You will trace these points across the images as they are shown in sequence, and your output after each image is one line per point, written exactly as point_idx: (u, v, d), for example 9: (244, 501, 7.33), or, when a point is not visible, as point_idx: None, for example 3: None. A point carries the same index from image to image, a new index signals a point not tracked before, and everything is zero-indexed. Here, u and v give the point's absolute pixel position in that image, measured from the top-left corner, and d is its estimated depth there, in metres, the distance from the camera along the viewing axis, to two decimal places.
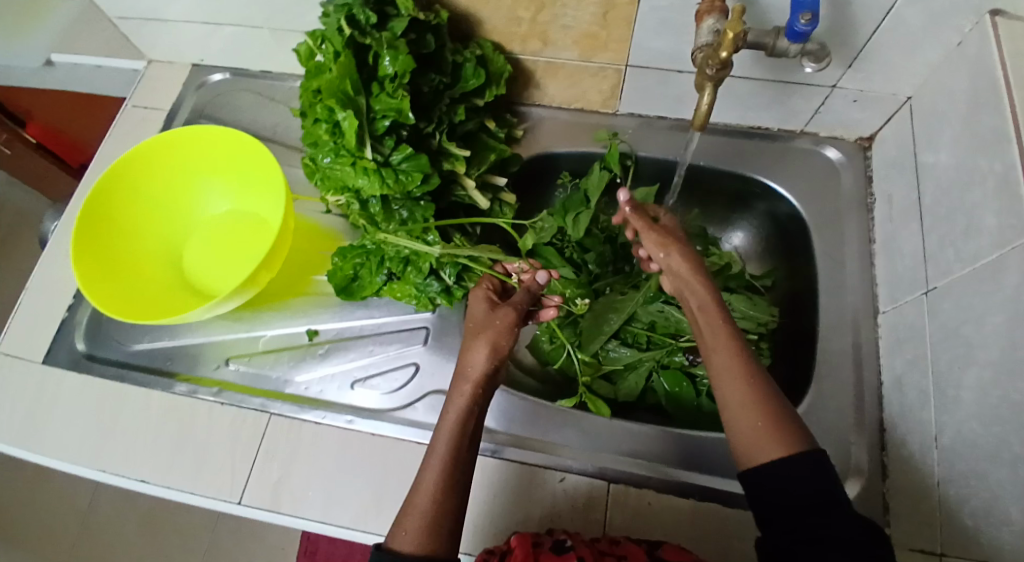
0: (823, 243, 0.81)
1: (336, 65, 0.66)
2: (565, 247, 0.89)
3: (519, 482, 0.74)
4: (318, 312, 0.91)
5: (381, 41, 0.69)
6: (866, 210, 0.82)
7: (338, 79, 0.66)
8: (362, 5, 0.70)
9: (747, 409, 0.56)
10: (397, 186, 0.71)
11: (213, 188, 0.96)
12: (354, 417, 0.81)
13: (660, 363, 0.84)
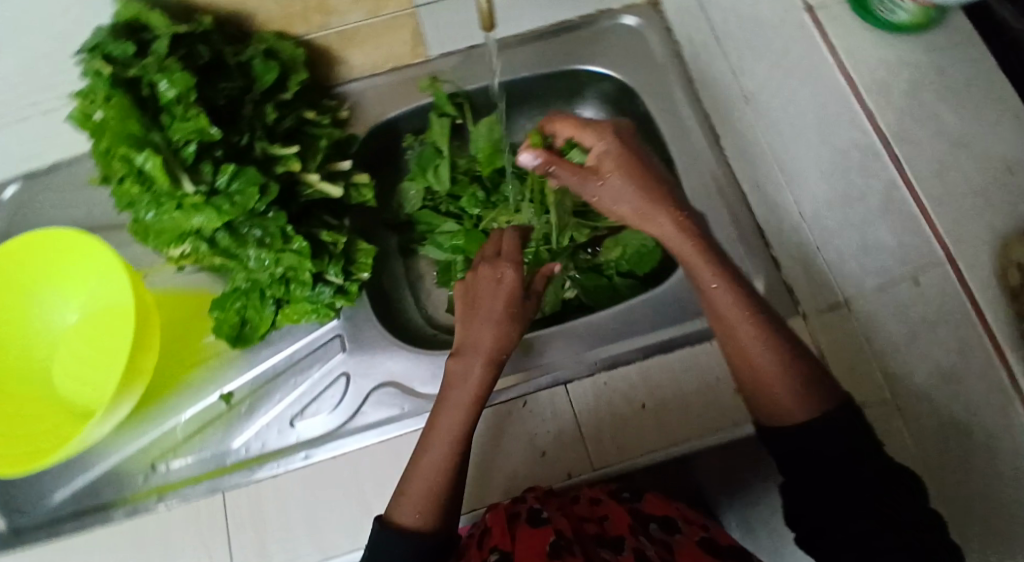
0: (656, 102, 0.89)
1: (109, 110, 0.63)
2: (440, 204, 0.94)
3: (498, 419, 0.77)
4: (224, 373, 0.85)
5: (148, 67, 0.66)
6: (679, 59, 0.91)
7: (120, 124, 0.64)
8: (112, 40, 0.66)
9: (766, 372, 0.57)
10: (237, 209, 0.69)
11: (52, 299, 0.88)
12: (308, 451, 0.78)
13: (570, 267, 0.90)
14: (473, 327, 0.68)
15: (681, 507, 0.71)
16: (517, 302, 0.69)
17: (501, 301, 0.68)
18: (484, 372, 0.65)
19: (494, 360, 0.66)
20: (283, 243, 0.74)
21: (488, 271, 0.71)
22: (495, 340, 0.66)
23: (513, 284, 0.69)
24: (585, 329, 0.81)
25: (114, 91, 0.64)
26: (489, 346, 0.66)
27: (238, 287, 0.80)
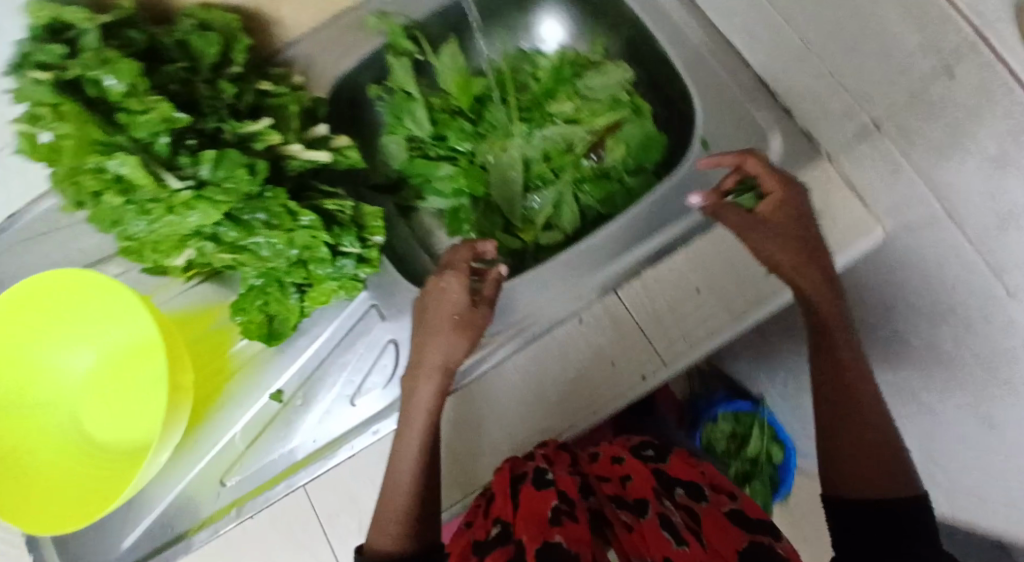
0: (733, 97, 0.69)
1: (65, 121, 0.48)
2: (432, 150, 0.78)
3: (515, 377, 0.65)
4: (266, 373, 0.65)
5: (86, 63, 0.49)
6: (755, 79, 0.70)
7: (77, 132, 0.48)
8: (38, 43, 0.49)
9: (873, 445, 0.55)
10: (233, 197, 0.54)
11: (73, 348, 0.65)
12: (376, 426, 0.63)
13: (579, 176, 0.77)
14: (436, 338, 0.58)
15: (711, 470, 0.64)
16: (483, 308, 0.60)
17: (456, 281, 0.60)
18: (453, 346, 0.58)
19: (458, 324, 0.59)
20: (291, 221, 0.58)
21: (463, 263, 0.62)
22: (460, 308, 0.59)
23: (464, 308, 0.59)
24: (592, 261, 0.67)
25: (59, 100, 0.48)
26: (444, 351, 0.58)
27: (252, 285, 0.63)
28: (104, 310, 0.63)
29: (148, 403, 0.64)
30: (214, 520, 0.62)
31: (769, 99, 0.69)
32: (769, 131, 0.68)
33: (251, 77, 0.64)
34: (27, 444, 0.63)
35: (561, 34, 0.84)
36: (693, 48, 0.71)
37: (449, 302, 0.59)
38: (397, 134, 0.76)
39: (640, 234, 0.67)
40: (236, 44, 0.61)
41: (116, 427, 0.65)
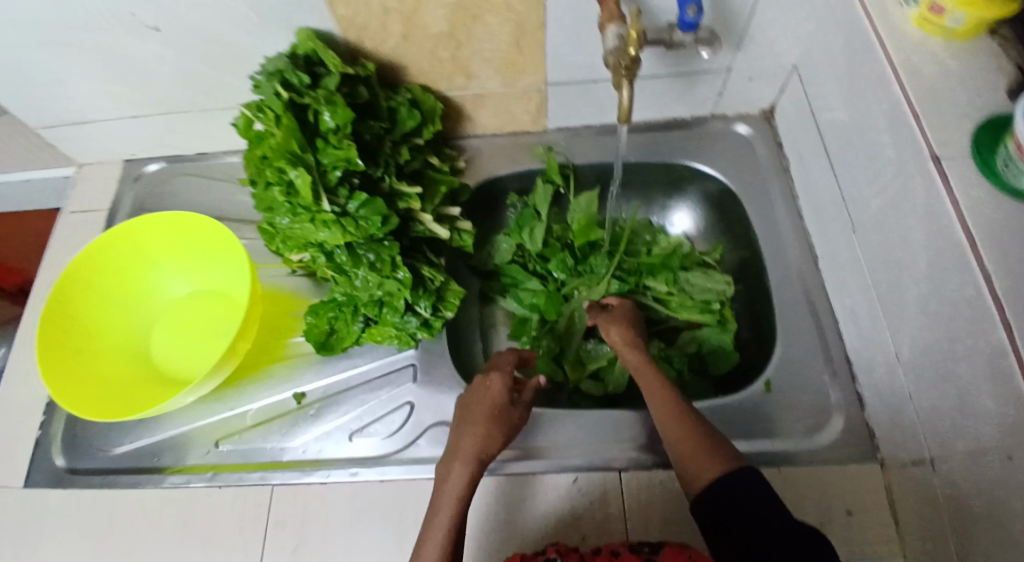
0: (810, 351, 0.73)
1: (278, 127, 0.60)
2: (528, 263, 0.87)
3: (523, 491, 0.67)
4: (301, 373, 0.73)
5: (319, 97, 0.62)
6: (837, 344, 0.73)
7: (282, 139, 0.60)
8: (293, 69, 0.63)
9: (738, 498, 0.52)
10: (359, 233, 0.64)
11: (168, 272, 0.76)
12: (358, 468, 0.66)
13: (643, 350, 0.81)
14: (472, 427, 0.60)
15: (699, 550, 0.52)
16: (521, 407, 0.64)
17: (501, 374, 0.65)
18: (491, 428, 0.60)
19: (498, 411, 0.61)
20: (391, 270, 0.67)
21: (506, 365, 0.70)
22: (503, 398, 0.63)
23: (506, 399, 0.63)
24: (617, 427, 0.70)
25: (284, 111, 0.60)
26: (483, 432, 0.59)
27: (331, 299, 0.71)
28: (219, 259, 0.75)
29: (210, 347, 0.73)
30: (191, 471, 0.68)
31: (847, 374, 0.72)
32: (834, 406, 0.70)
33: (425, 151, 0.76)
34: (97, 334, 0.72)
35: (689, 226, 0.90)
36: (796, 296, 0.76)
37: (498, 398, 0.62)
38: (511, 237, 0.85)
39: (674, 424, 0.70)
40: (429, 125, 0.75)
41: (172, 354, 0.73)
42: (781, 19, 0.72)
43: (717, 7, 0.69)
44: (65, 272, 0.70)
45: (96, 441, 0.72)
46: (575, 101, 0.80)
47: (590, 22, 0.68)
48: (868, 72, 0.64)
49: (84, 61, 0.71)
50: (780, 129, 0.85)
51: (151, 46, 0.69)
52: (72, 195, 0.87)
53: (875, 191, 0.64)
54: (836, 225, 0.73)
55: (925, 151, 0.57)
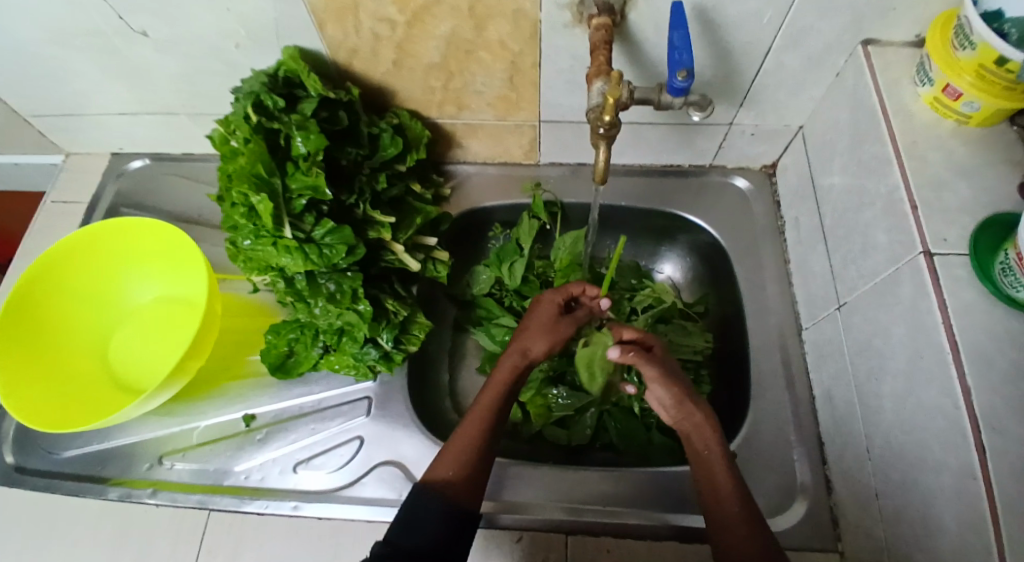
0: (779, 424, 0.70)
1: (245, 150, 0.58)
2: (504, 297, 0.83)
3: (481, 546, 0.66)
4: (256, 394, 0.73)
5: (291, 123, 0.60)
6: (811, 420, 0.70)
7: (248, 162, 0.58)
8: (270, 90, 0.62)
9: (729, 504, 0.54)
10: (322, 262, 0.62)
11: (137, 276, 0.77)
12: (299, 502, 0.65)
13: (610, 402, 0.78)
14: (528, 333, 0.65)
15: None
16: (571, 326, 0.67)
17: (539, 332, 0.65)
18: (512, 373, 0.62)
19: (520, 370, 0.63)
20: (350, 301, 0.65)
21: (547, 321, 0.67)
22: (539, 352, 0.64)
23: (542, 354, 0.64)
24: (572, 488, 0.68)
25: (252, 135, 0.59)
26: (505, 378, 0.62)
27: (291, 322, 0.70)
28: (188, 270, 0.76)
29: (165, 356, 0.73)
30: (134, 484, 0.68)
31: (817, 458, 0.68)
32: (800, 488, 0.66)
33: (407, 177, 0.74)
34: (56, 334, 0.73)
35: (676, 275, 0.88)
36: (775, 367, 0.72)
37: (531, 353, 0.63)
38: (488, 268, 0.81)
39: (634, 490, 0.68)
40: (413, 152, 0.73)
41: (128, 360, 0.73)
42: (787, 82, 0.69)
43: (721, 64, 0.66)
44: (30, 269, 0.72)
45: (46, 441, 0.72)
46: (569, 139, 0.78)
47: (585, 67, 0.65)
48: (870, 151, 0.61)
49: (73, 58, 0.70)
50: (780, 189, 0.81)
51: (134, 50, 0.68)
52: (58, 183, 0.89)
53: (863, 275, 0.61)
54: (823, 301, 0.69)
55: (915, 245, 0.53)
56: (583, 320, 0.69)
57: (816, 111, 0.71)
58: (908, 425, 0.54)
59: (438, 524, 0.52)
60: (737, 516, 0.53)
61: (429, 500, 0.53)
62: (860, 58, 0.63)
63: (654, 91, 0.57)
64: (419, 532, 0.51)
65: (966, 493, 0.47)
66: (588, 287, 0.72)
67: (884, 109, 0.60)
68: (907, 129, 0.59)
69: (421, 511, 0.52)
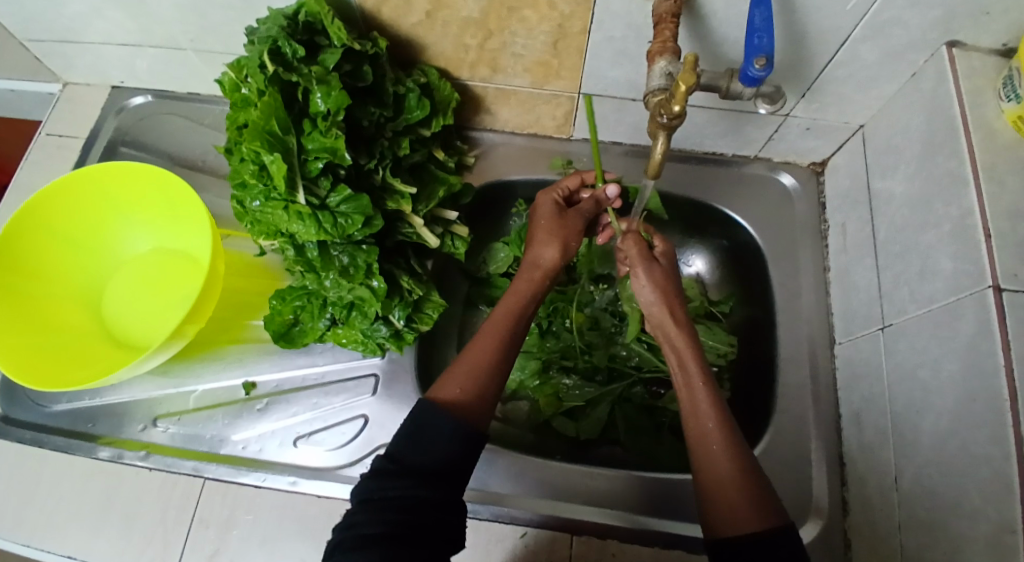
0: (799, 436, 0.67)
1: (259, 103, 0.52)
2: None
3: (480, 541, 0.64)
4: (256, 361, 0.70)
5: (311, 76, 0.54)
6: (834, 435, 0.67)
7: (261, 117, 0.52)
8: (289, 35, 0.55)
9: (718, 461, 0.49)
10: (337, 232, 0.57)
11: (131, 225, 0.74)
12: (297, 477, 0.63)
13: (623, 397, 0.76)
14: (536, 241, 0.62)
15: None
16: (578, 220, 0.65)
17: (548, 236, 0.63)
18: (534, 285, 0.59)
19: (540, 282, 0.60)
20: (363, 277, 0.61)
21: (552, 220, 0.64)
22: (549, 261, 0.61)
23: (553, 262, 0.61)
24: (578, 486, 0.66)
25: (267, 87, 0.52)
26: (526, 289, 0.59)
27: (296, 289, 0.65)
28: (185, 221, 0.72)
29: (159, 313, 0.70)
30: (125, 445, 0.66)
31: (836, 476, 0.65)
32: (816, 503, 0.64)
33: (431, 143, 0.69)
34: (48, 283, 0.70)
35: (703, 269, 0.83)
36: (801, 379, 0.69)
37: (543, 262, 0.60)
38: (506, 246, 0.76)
39: (644, 495, 0.65)
40: (439, 116, 0.67)
41: (121, 313, 0.70)
42: (857, 77, 0.63)
43: (790, 50, 0.60)
44: (20, 212, 0.68)
45: (34, 394, 0.70)
46: (609, 115, 0.71)
47: (640, 41, 0.59)
48: (942, 166, 0.55)
49: None
50: (827, 190, 0.76)
51: None
52: (55, 114, 0.83)
53: (915, 298, 0.57)
54: (862, 317, 0.65)
55: (984, 277, 0.49)
56: (588, 214, 0.66)
57: (883, 109, 0.65)
58: (945, 463, 0.51)
59: (450, 443, 0.47)
60: (721, 458, 0.49)
61: (437, 415, 0.48)
62: (944, 61, 0.57)
63: (724, 77, 0.50)
64: (427, 449, 0.46)
65: (1001, 546, 0.45)
66: (585, 176, 0.69)
67: (966, 122, 0.54)
68: (988, 147, 0.53)
69: (427, 427, 0.47)
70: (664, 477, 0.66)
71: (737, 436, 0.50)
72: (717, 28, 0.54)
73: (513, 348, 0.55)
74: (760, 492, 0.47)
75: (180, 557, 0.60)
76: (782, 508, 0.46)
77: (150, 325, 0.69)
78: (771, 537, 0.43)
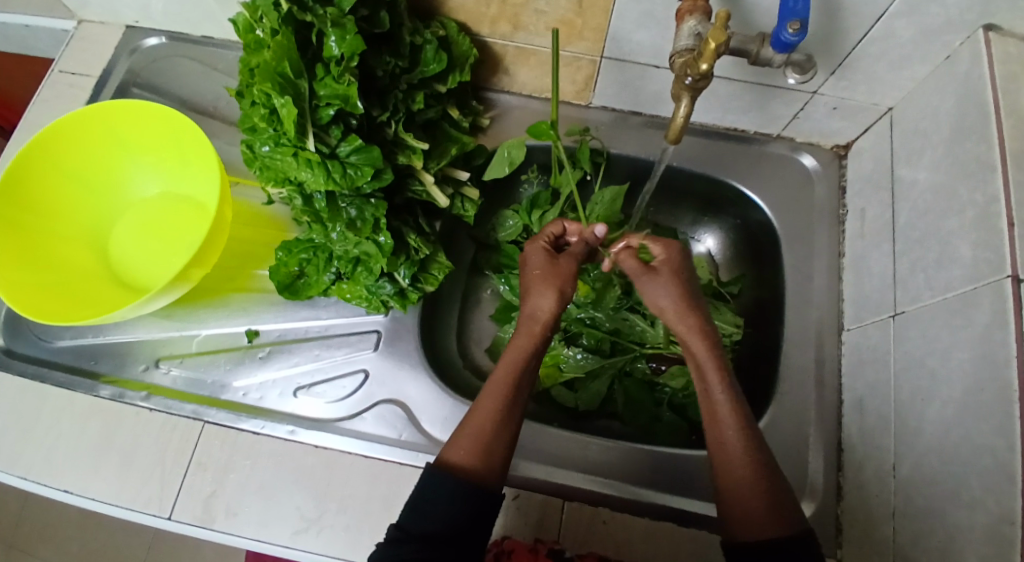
0: (798, 418, 0.66)
1: (271, 43, 0.51)
2: None
3: None
4: (259, 310, 0.70)
5: (325, 17, 0.53)
6: (835, 421, 0.66)
7: (273, 57, 0.50)
8: None
9: (736, 475, 0.50)
10: (345, 183, 0.56)
11: (137, 166, 0.73)
12: (296, 427, 0.63)
13: (623, 371, 0.75)
14: (531, 291, 0.59)
15: None
16: (569, 263, 0.62)
17: (542, 285, 0.59)
18: (534, 340, 0.56)
19: (545, 335, 0.57)
20: (369, 232, 0.60)
21: (545, 266, 0.61)
22: (547, 311, 0.58)
23: (552, 311, 0.58)
24: (571, 454, 0.66)
25: (281, 26, 0.51)
26: (526, 343, 0.56)
27: (302, 241, 0.64)
28: (194, 165, 0.71)
29: (165, 256, 0.70)
30: (127, 384, 0.66)
31: (833, 460, 0.65)
32: (810, 485, 0.64)
33: (446, 100, 0.68)
34: (53, 220, 0.70)
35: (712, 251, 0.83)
36: (806, 364, 0.68)
37: (539, 315, 0.57)
38: (517, 214, 0.75)
39: (639, 465, 0.65)
40: (456, 71, 0.66)
41: (128, 256, 0.70)
42: (889, 56, 0.60)
43: (824, 23, 0.58)
44: (25, 150, 0.67)
45: (38, 329, 0.71)
46: (631, 82, 0.69)
47: (670, 3, 0.57)
48: (971, 152, 0.54)
49: None
50: (848, 173, 0.74)
51: None
52: (68, 52, 0.82)
53: (930, 286, 0.56)
54: (874, 303, 0.64)
55: (1003, 267, 0.48)
56: (580, 256, 0.64)
57: (914, 92, 0.63)
58: (946, 453, 0.50)
59: (457, 507, 0.47)
60: (742, 463, 0.51)
61: (441, 481, 0.48)
62: (979, 45, 0.55)
63: (755, 41, 0.49)
64: (431, 515, 0.46)
65: (997, 538, 0.44)
66: (565, 223, 0.66)
67: (998, 107, 0.52)
68: (1021, 132, 0.51)
69: (433, 492, 0.47)
70: (662, 449, 0.66)
71: (757, 445, 0.51)
72: None
73: (517, 406, 0.53)
74: (774, 499, 0.49)
75: (176, 498, 0.61)
76: (797, 518, 0.48)
77: (155, 269, 0.69)
78: (787, 540, 0.46)
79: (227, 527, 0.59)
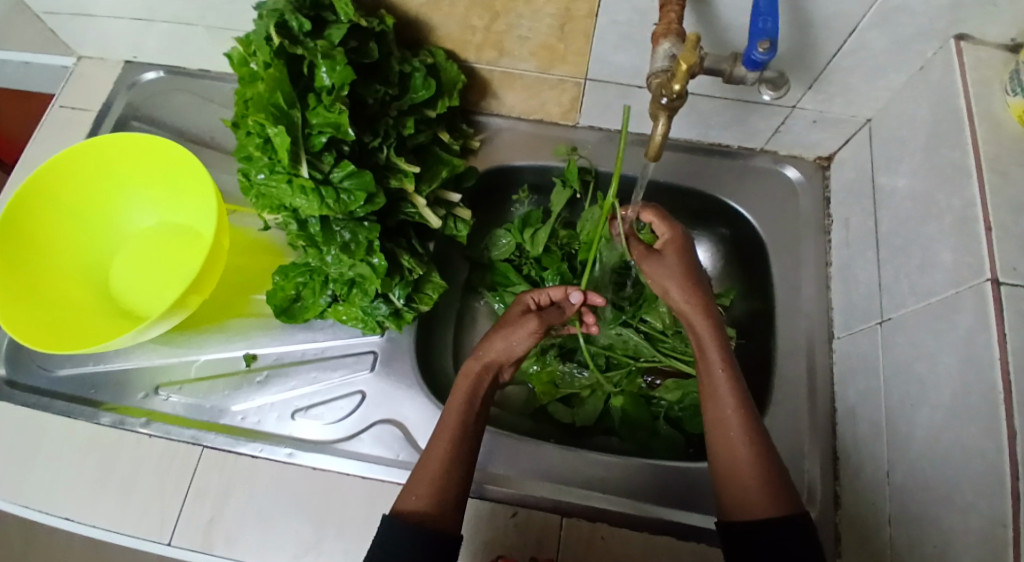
0: (793, 427, 0.67)
1: (263, 76, 0.52)
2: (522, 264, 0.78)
3: (485, 520, 0.64)
4: (257, 334, 0.71)
5: (315, 50, 0.55)
6: (830, 429, 0.67)
7: (267, 89, 0.52)
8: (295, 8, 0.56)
9: (735, 449, 0.52)
10: (339, 209, 0.58)
11: (134, 196, 0.75)
12: (294, 450, 0.64)
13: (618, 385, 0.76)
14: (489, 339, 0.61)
15: None
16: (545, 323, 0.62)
17: (502, 336, 0.61)
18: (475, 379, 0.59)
19: (485, 376, 0.60)
20: (362, 254, 0.61)
21: (513, 319, 0.63)
22: (501, 356, 0.60)
23: (504, 357, 0.61)
24: (570, 470, 0.66)
25: (273, 60, 0.53)
26: (468, 384, 0.58)
27: (298, 265, 0.66)
28: (191, 196, 0.73)
29: (164, 284, 0.71)
30: (127, 411, 0.67)
31: (829, 468, 0.65)
32: (807, 493, 0.64)
33: (436, 124, 0.69)
34: (54, 252, 0.71)
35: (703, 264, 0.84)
36: (798, 372, 0.69)
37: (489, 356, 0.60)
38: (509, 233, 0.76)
39: (636, 479, 0.66)
40: (445, 97, 0.68)
41: (128, 286, 0.72)
42: (863, 70, 0.62)
43: (798, 41, 0.60)
44: (25, 186, 0.69)
45: (39, 359, 0.72)
46: (616, 102, 0.71)
47: (649, 25, 0.59)
48: (946, 160, 0.55)
49: None
50: (832, 184, 0.76)
51: None
52: (68, 88, 0.85)
53: (914, 292, 0.57)
54: (862, 311, 0.65)
55: (982, 270, 0.49)
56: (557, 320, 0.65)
57: (890, 103, 0.65)
58: (937, 456, 0.51)
59: (417, 553, 0.47)
60: (740, 445, 0.52)
61: (402, 528, 0.48)
62: (951, 55, 0.57)
63: (727, 60, 0.51)
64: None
65: (991, 539, 0.44)
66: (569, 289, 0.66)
67: (970, 115, 0.54)
68: (992, 140, 0.53)
69: (393, 542, 0.47)
70: (659, 462, 0.66)
71: (757, 429, 0.53)
72: (724, 14, 0.54)
73: (466, 448, 0.55)
74: (775, 479, 0.50)
75: (176, 524, 0.61)
76: (795, 501, 0.49)
77: (154, 294, 0.70)
78: (785, 519, 0.47)
79: (227, 552, 0.60)
